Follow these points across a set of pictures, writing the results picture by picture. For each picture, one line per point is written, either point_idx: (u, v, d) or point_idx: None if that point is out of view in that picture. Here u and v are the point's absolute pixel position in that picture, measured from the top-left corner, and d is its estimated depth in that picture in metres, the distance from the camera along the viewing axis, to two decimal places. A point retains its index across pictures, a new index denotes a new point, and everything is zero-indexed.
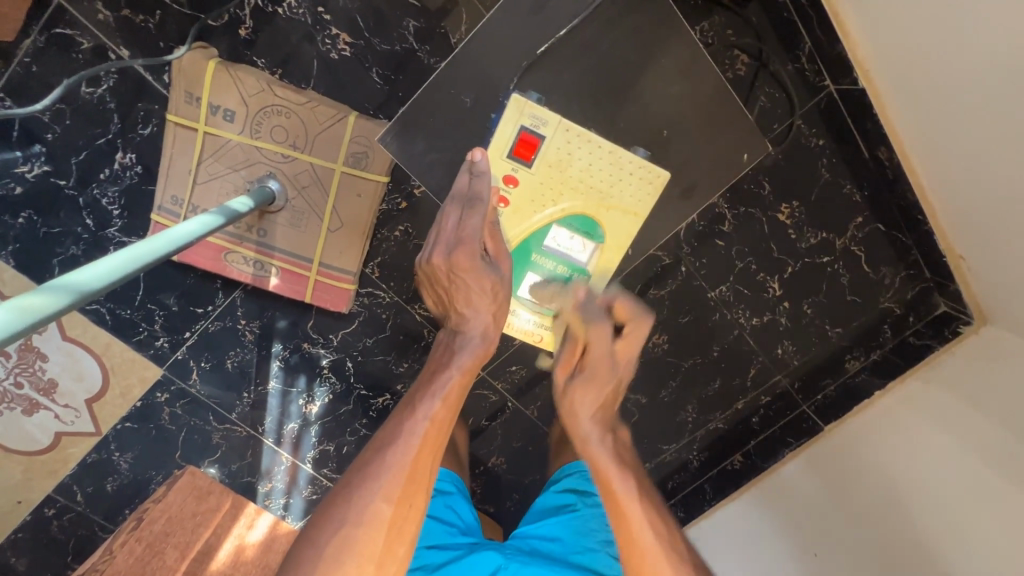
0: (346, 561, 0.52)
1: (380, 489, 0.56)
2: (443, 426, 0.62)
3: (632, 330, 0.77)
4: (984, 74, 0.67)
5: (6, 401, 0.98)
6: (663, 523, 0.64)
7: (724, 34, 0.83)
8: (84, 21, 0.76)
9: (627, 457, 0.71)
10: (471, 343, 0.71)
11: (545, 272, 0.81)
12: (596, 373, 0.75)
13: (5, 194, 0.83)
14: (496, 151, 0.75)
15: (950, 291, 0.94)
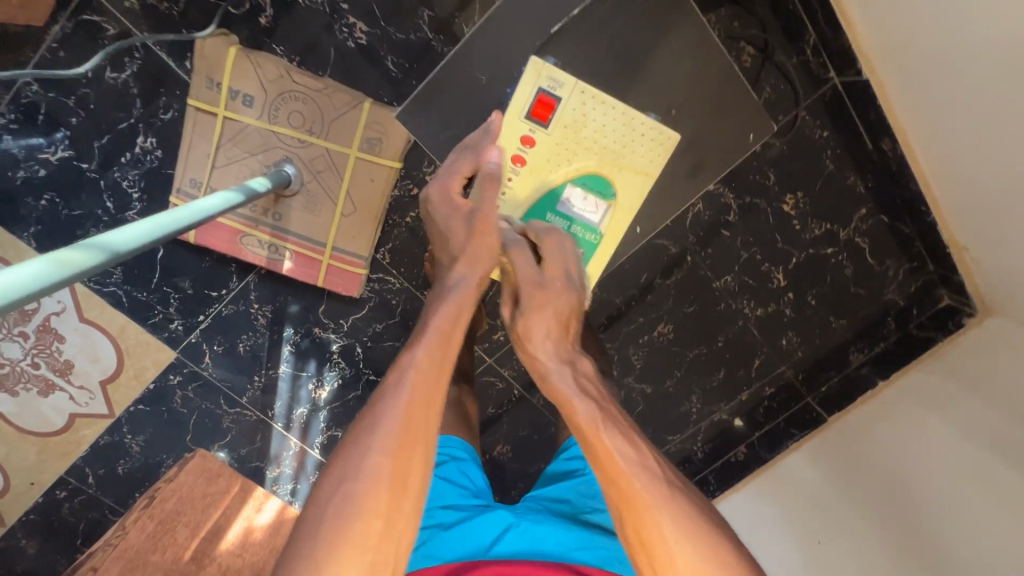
0: (350, 516, 0.49)
1: (374, 443, 0.52)
2: (435, 370, 0.57)
3: (547, 240, 0.72)
4: (985, 66, 0.68)
5: (23, 382, 1.00)
6: (648, 460, 0.56)
7: (730, 26, 0.85)
8: (110, 9, 0.79)
9: (598, 393, 0.63)
10: (455, 287, 0.66)
11: (557, 230, 0.81)
12: (533, 299, 0.68)
13: (29, 176, 0.85)
14: (514, 113, 0.76)
15: (953, 284, 0.95)
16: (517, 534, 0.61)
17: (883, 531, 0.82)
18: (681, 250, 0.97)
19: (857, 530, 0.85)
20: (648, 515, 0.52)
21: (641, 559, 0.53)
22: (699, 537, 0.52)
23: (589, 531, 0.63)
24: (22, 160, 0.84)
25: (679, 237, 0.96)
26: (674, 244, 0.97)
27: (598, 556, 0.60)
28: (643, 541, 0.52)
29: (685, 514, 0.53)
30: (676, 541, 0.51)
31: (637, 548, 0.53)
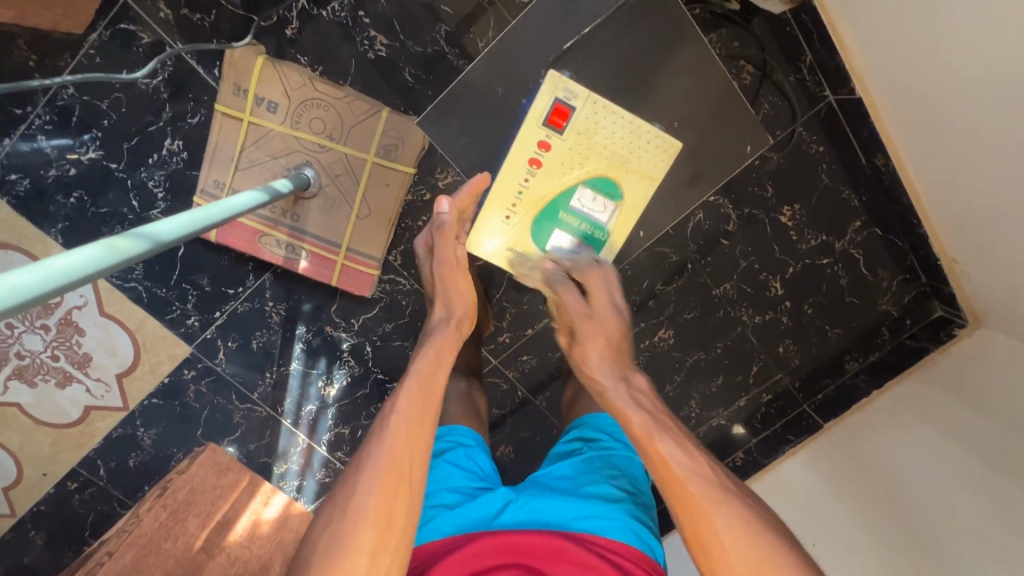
0: (340, 553, 0.50)
1: (361, 481, 0.53)
2: (419, 416, 0.58)
3: (590, 277, 0.82)
4: (966, 89, 0.72)
5: (42, 373, 1.03)
6: (703, 466, 0.60)
7: (730, 46, 0.89)
8: (146, 18, 0.84)
9: (654, 404, 0.67)
10: (435, 332, 0.71)
11: (570, 229, 0.88)
12: (586, 329, 0.76)
13: (60, 175, 0.89)
14: (532, 120, 0.84)
15: (945, 296, 0.98)
16: (517, 508, 0.64)
17: (878, 532, 0.84)
18: (682, 257, 1.01)
19: (851, 532, 0.87)
20: (705, 517, 0.56)
21: (701, 560, 0.56)
22: (754, 537, 0.54)
23: (587, 501, 0.65)
24: (54, 160, 0.88)
25: (680, 245, 1.00)
26: (676, 252, 1.00)
27: (595, 525, 0.62)
28: (702, 542, 0.56)
29: (742, 516, 0.56)
30: (733, 542, 0.54)
31: (697, 550, 0.56)
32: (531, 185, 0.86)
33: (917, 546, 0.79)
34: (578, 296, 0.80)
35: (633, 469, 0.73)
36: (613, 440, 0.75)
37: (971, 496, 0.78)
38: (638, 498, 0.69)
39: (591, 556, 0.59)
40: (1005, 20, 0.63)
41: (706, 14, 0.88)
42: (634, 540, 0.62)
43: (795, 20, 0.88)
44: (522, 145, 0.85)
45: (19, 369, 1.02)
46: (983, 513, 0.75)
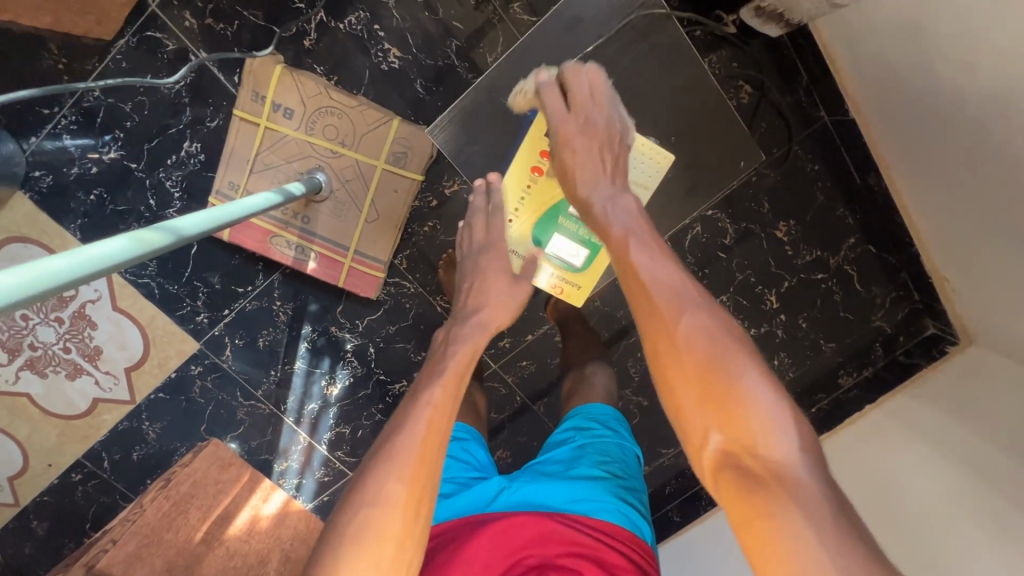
0: (366, 539, 0.50)
1: (392, 470, 0.53)
2: (449, 413, 0.58)
3: (569, 75, 0.75)
4: (941, 119, 0.76)
5: (53, 365, 1.05)
6: (673, 276, 0.57)
7: (729, 66, 0.93)
8: (171, 27, 0.88)
9: (638, 223, 0.65)
10: (465, 329, 0.70)
11: (570, 234, 0.83)
12: (562, 129, 0.73)
13: (81, 173, 0.92)
14: (535, 129, 0.81)
15: (938, 314, 1.01)
16: (508, 495, 0.67)
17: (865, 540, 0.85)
18: (680, 269, 1.03)
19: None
20: (661, 320, 0.53)
21: (653, 365, 0.54)
22: (709, 345, 0.51)
23: (577, 483, 0.67)
24: (76, 158, 0.92)
25: (679, 257, 1.02)
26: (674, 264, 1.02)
27: (584, 507, 0.64)
28: (654, 343, 0.54)
29: (701, 324, 0.53)
30: (687, 344, 0.52)
31: (651, 353, 0.54)
32: (530, 197, 0.83)
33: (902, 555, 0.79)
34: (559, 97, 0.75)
35: (624, 455, 0.75)
36: (603, 428, 0.77)
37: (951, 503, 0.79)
38: (627, 481, 0.71)
39: (580, 535, 0.61)
40: (970, 52, 0.67)
41: (706, 36, 0.91)
42: (622, 520, 0.64)
43: (792, 44, 0.92)
44: (526, 153, 0.82)
45: (32, 360, 1.05)
46: (961, 525, 0.76)
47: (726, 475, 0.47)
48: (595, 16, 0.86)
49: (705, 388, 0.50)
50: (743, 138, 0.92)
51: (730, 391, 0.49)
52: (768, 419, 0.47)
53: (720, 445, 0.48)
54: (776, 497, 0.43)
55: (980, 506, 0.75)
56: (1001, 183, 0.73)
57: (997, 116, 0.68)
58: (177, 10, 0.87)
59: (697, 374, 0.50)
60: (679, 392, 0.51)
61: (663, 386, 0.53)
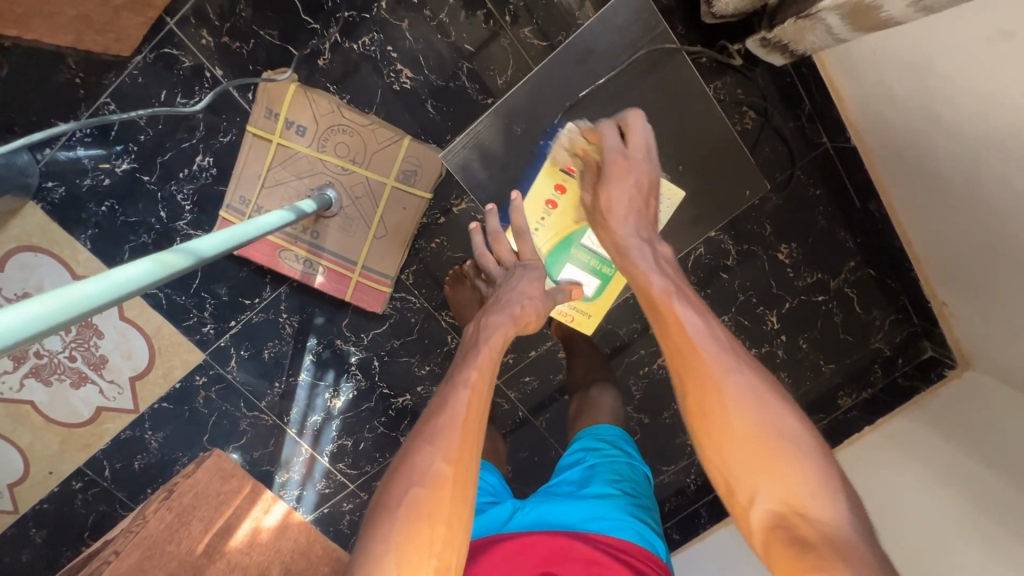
0: (418, 519, 0.49)
1: (437, 449, 0.53)
2: (485, 395, 0.58)
3: (632, 116, 0.78)
4: (942, 148, 0.77)
5: (57, 373, 1.06)
6: (714, 334, 0.61)
7: (734, 92, 0.95)
8: (188, 44, 0.89)
9: (676, 278, 0.69)
10: (495, 318, 0.69)
11: (580, 263, 0.88)
12: (615, 165, 0.76)
13: (94, 184, 0.94)
14: (552, 163, 0.86)
15: (937, 337, 1.02)
16: (523, 514, 0.68)
17: None
18: None
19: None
20: (712, 381, 0.57)
21: (697, 426, 0.57)
22: (757, 407, 0.55)
23: (590, 501, 0.68)
24: (89, 170, 0.93)
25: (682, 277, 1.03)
26: None
27: (599, 525, 0.64)
28: (700, 404, 0.57)
29: (748, 384, 0.56)
30: (735, 405, 0.55)
31: (697, 415, 0.57)
32: (546, 225, 0.87)
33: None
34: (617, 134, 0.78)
35: (634, 474, 0.76)
36: (612, 448, 0.78)
37: (946, 526, 0.80)
38: (639, 500, 0.71)
39: (595, 554, 0.61)
40: (966, 90, 0.68)
41: (712, 63, 0.93)
42: (637, 538, 0.64)
43: (795, 71, 0.94)
44: (543, 184, 0.87)
45: (37, 368, 1.05)
46: (954, 547, 0.77)
47: (774, 536, 0.50)
48: (606, 49, 0.88)
49: (753, 450, 0.53)
50: (749, 168, 0.94)
51: (780, 454, 0.52)
52: (815, 481, 0.51)
53: (769, 506, 0.51)
54: (826, 555, 0.46)
55: (971, 529, 0.76)
56: (1003, 215, 0.74)
57: (999, 149, 0.69)
58: (194, 27, 0.89)
59: (746, 437, 0.54)
60: (727, 453, 0.55)
61: (708, 445, 0.56)
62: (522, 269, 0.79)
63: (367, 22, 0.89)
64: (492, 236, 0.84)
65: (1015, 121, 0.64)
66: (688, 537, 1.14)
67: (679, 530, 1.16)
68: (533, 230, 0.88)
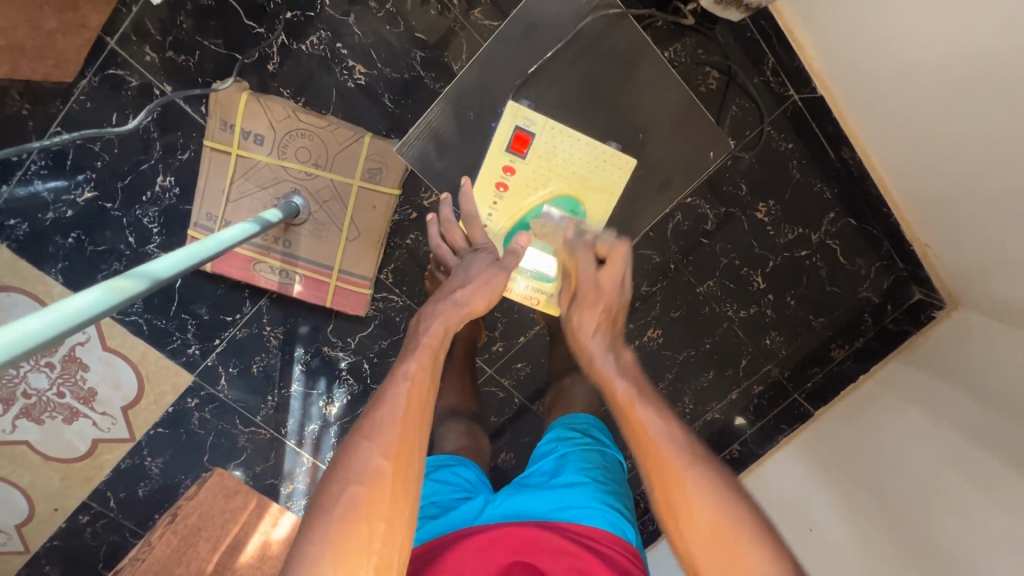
0: (353, 519, 0.48)
1: (376, 445, 0.51)
2: (426, 387, 0.58)
3: (614, 250, 0.81)
4: (911, 81, 0.75)
5: (49, 411, 1.04)
6: (677, 434, 0.62)
7: (694, 53, 0.93)
8: (133, 62, 0.87)
9: (637, 377, 0.70)
10: (436, 308, 0.68)
11: (539, 244, 0.88)
12: (586, 294, 0.79)
13: (57, 218, 0.92)
14: (496, 146, 0.85)
15: (923, 280, 1.01)
16: (494, 508, 0.67)
17: (863, 514, 0.87)
18: (665, 259, 1.04)
19: (843, 530, 0.88)
20: (676, 479, 0.58)
21: (667, 519, 0.58)
22: (720, 501, 0.56)
23: (561, 491, 0.68)
24: (50, 203, 0.91)
25: (663, 247, 1.03)
26: (659, 254, 1.03)
27: (569, 514, 0.65)
28: (668, 500, 0.58)
29: (710, 481, 0.58)
30: (699, 502, 0.56)
31: (664, 508, 0.58)
32: (499, 209, 0.87)
33: (914, 540, 0.78)
34: (593, 261, 0.81)
35: (607, 462, 0.76)
36: (584, 436, 0.78)
37: (944, 465, 0.81)
38: (611, 485, 0.71)
39: (565, 542, 0.61)
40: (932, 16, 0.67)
41: (669, 26, 0.92)
42: (605, 523, 0.64)
43: (755, 25, 0.92)
44: (489, 168, 0.86)
45: (27, 408, 1.03)
46: (962, 490, 0.76)
47: None
48: (553, 21, 0.84)
49: (716, 542, 0.55)
50: (706, 129, 0.88)
51: (743, 543, 0.54)
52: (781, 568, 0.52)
53: None
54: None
55: (979, 470, 0.76)
56: (978, 150, 0.73)
57: (979, 79, 0.67)
58: (137, 45, 0.87)
59: (713, 532, 0.55)
60: (696, 543, 0.56)
61: (676, 538, 0.57)
62: (472, 258, 0.78)
63: (313, 20, 0.87)
64: (446, 225, 0.85)
65: (995, 45, 0.62)
66: None
67: None
68: (485, 217, 0.88)
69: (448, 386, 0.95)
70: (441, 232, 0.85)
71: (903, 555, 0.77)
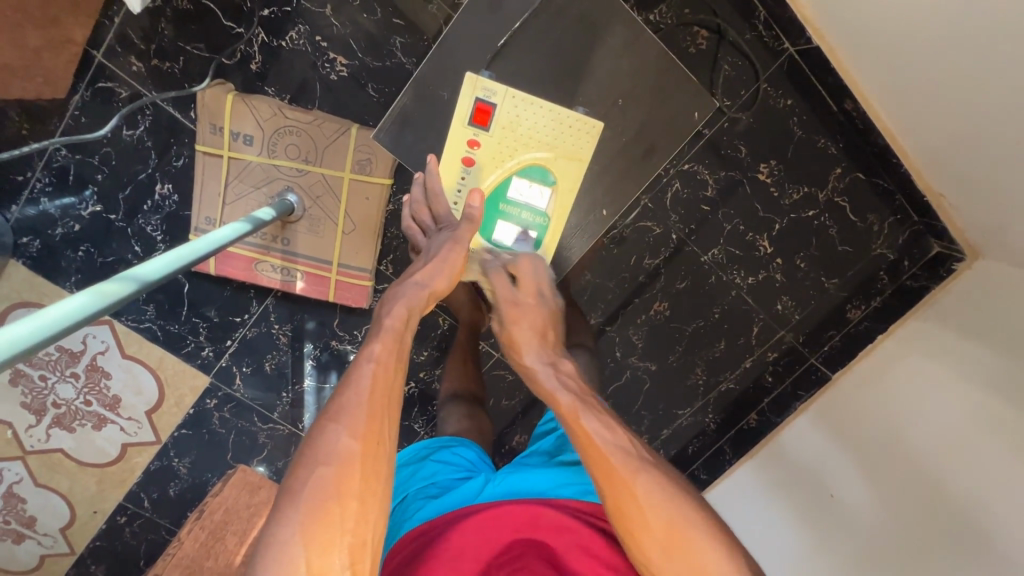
0: (325, 500, 0.48)
1: (343, 427, 0.52)
2: (392, 366, 0.58)
3: (522, 263, 0.79)
4: (906, 19, 0.71)
5: (78, 419, 1.08)
6: (622, 440, 0.60)
7: (680, 13, 0.90)
8: (121, 74, 0.89)
9: (580, 387, 0.66)
10: (403, 289, 0.68)
11: (514, 219, 0.85)
12: (511, 313, 0.74)
13: (66, 232, 0.94)
14: (458, 120, 0.82)
15: (940, 232, 0.97)
16: (495, 485, 0.68)
17: (884, 477, 0.85)
18: (665, 229, 1.02)
19: (864, 494, 0.86)
20: (628, 486, 0.56)
21: (620, 527, 0.56)
22: (670, 505, 0.55)
23: (562, 469, 0.69)
24: (58, 219, 0.94)
25: (662, 217, 1.01)
26: (659, 225, 1.01)
27: (570, 490, 0.66)
28: (621, 511, 0.55)
29: (658, 483, 0.57)
30: (650, 507, 0.55)
31: (619, 518, 0.56)
32: (468, 185, 0.84)
33: (936, 504, 0.76)
34: (508, 282, 0.78)
35: None
36: None
37: (964, 419, 0.78)
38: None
39: (568, 518, 0.61)
40: None
41: None
42: None
43: None
44: (452, 144, 0.82)
45: (58, 417, 1.07)
46: (980, 446, 0.74)
47: None
48: None
49: (674, 549, 0.54)
50: (693, 90, 0.85)
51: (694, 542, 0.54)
52: (729, 564, 0.53)
53: None
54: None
55: (999, 423, 0.73)
56: (980, 87, 0.69)
57: (982, 4, 0.62)
58: (123, 56, 0.88)
59: (666, 534, 0.54)
60: (650, 548, 0.54)
61: (634, 552, 0.55)
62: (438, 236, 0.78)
63: (290, 16, 0.88)
64: (416, 205, 0.83)
65: None
66: (716, 474, 1.14)
67: (706, 470, 1.16)
68: (453, 204, 0.84)
69: (454, 371, 0.96)
70: (411, 213, 0.85)
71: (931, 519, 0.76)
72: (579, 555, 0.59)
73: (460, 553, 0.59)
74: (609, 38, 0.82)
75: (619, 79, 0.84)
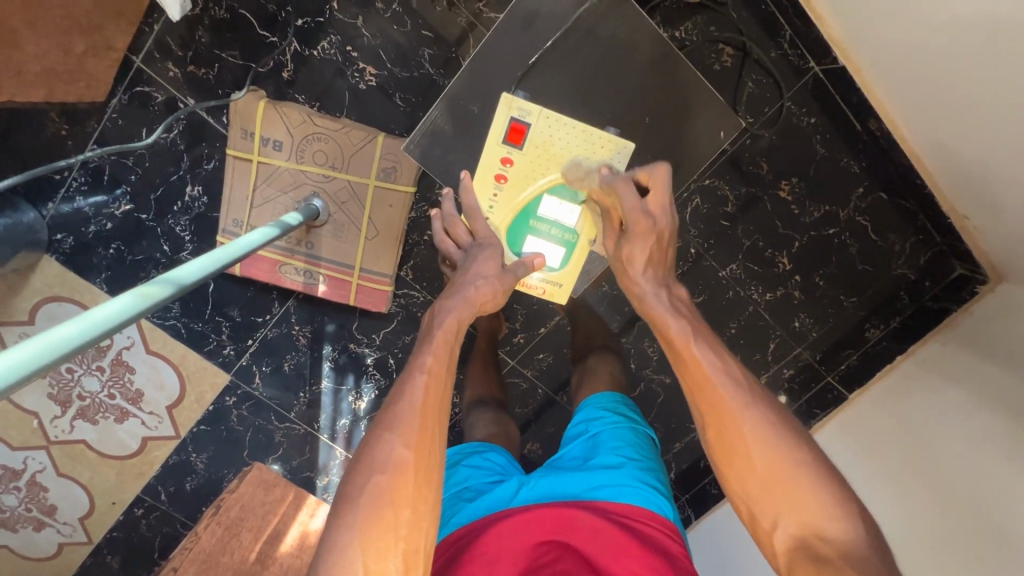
0: (380, 507, 0.49)
1: (397, 436, 0.53)
2: (444, 376, 0.59)
3: (655, 174, 0.75)
4: (938, 44, 0.72)
5: (101, 411, 1.11)
6: (731, 368, 0.62)
7: (706, 31, 0.91)
8: (158, 79, 0.92)
9: (691, 314, 0.69)
10: (450, 303, 0.69)
11: (542, 235, 0.85)
12: (637, 226, 0.73)
13: (98, 230, 0.97)
14: (492, 138, 0.82)
15: (963, 254, 0.96)
16: (529, 489, 0.68)
17: (907, 490, 0.83)
18: (684, 243, 1.02)
19: (883, 512, 0.85)
20: (731, 417, 0.58)
21: (722, 459, 0.59)
22: (776, 439, 0.57)
23: (596, 472, 0.69)
24: (92, 216, 0.97)
25: (682, 232, 1.01)
26: (679, 239, 1.02)
27: (604, 492, 0.66)
28: (725, 441, 0.58)
29: (767, 420, 0.58)
30: (756, 443, 0.57)
31: (720, 451, 0.59)
32: (499, 202, 0.84)
33: (962, 515, 0.75)
34: (636, 192, 0.75)
35: (637, 439, 0.76)
36: (614, 414, 0.79)
37: (986, 443, 0.77)
38: (645, 462, 0.72)
39: (603, 520, 0.62)
40: None
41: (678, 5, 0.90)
42: (643, 502, 0.65)
43: None
44: (487, 161, 0.83)
45: (82, 409, 1.10)
46: (1000, 468, 0.73)
47: (797, 557, 0.53)
48: (552, 8, 0.82)
49: (772, 480, 0.55)
50: (718, 108, 0.86)
51: (797, 478, 0.55)
52: (836, 506, 0.53)
53: (790, 531, 0.54)
54: (845, 570, 0.49)
55: (1016, 448, 0.72)
56: (1007, 113, 0.69)
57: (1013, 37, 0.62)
58: (160, 61, 0.91)
59: (769, 472, 0.56)
60: (751, 482, 0.57)
61: (730, 473, 0.58)
62: (474, 250, 0.79)
63: (323, 26, 0.90)
64: (449, 220, 0.86)
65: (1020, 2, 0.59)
66: None
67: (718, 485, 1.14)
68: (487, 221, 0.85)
69: (472, 377, 0.97)
70: (443, 227, 0.87)
71: (955, 535, 0.74)
72: (616, 556, 0.59)
73: (496, 558, 0.59)
74: (636, 56, 0.83)
75: (643, 94, 0.84)
